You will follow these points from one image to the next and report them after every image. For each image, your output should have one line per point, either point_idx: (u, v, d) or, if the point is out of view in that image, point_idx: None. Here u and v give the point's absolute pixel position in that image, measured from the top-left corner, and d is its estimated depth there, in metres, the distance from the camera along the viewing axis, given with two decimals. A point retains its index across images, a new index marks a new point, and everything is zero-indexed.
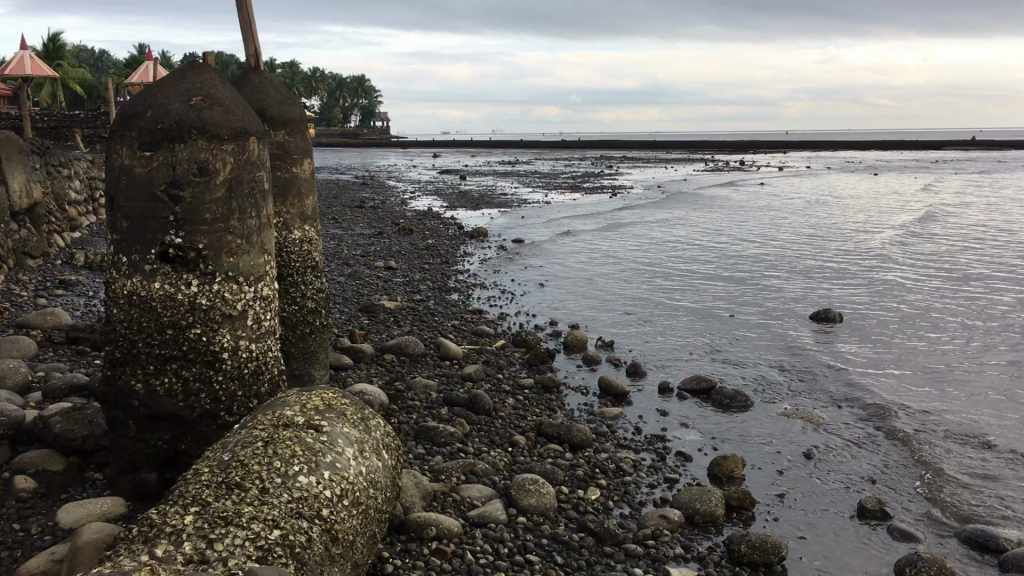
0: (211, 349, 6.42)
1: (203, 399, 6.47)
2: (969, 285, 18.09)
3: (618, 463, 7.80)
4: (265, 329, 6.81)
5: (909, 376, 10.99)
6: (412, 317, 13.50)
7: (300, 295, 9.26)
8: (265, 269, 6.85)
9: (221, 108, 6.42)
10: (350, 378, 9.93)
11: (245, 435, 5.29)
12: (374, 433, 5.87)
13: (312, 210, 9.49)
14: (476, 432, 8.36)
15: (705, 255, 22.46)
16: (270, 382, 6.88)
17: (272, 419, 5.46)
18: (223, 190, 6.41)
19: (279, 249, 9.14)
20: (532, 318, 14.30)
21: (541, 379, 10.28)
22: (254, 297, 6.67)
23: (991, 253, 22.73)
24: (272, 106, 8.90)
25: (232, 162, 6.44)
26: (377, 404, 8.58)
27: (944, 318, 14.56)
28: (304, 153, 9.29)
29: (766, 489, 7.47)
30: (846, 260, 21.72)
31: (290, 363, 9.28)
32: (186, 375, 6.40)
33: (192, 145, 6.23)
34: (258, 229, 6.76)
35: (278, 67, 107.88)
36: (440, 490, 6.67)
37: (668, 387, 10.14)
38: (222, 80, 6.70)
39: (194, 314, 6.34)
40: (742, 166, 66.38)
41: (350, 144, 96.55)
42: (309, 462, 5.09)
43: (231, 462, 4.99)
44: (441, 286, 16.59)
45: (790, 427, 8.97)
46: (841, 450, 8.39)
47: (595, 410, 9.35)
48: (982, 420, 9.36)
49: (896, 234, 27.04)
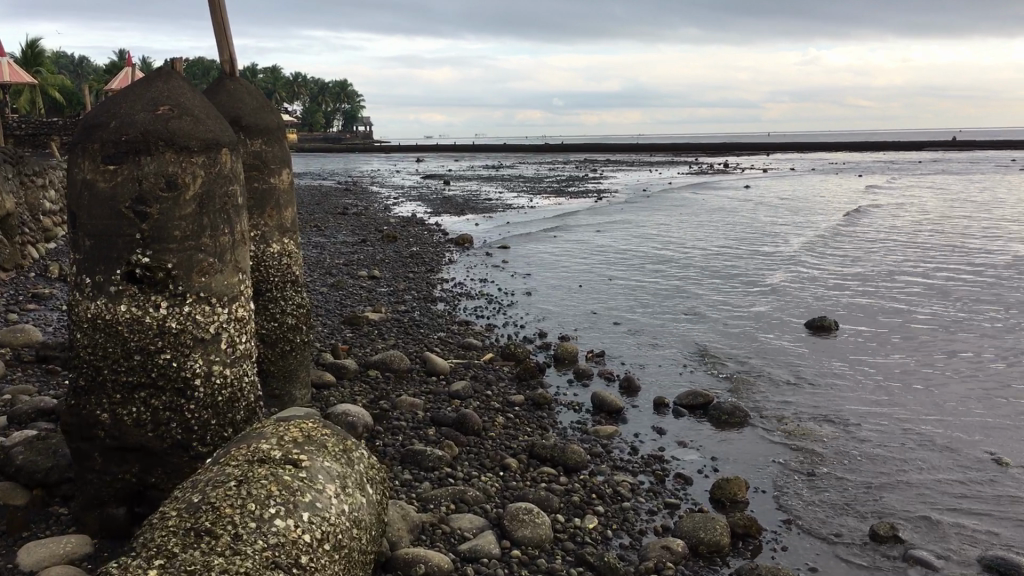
0: (182, 375, 6.00)
1: (173, 428, 6.04)
2: (962, 291, 17.89)
3: (616, 487, 7.43)
4: (240, 352, 6.40)
5: (911, 390, 10.70)
6: (397, 329, 13.10)
7: (279, 311, 8.86)
8: (239, 289, 6.43)
9: (190, 117, 6.01)
10: (333, 397, 9.51)
11: (216, 473, 4.88)
12: (357, 467, 5.47)
13: (291, 221, 9.07)
14: (465, 454, 7.97)
15: (695, 261, 22.17)
16: (247, 409, 6.46)
17: (246, 454, 5.04)
18: (193, 206, 6.00)
19: (256, 264, 8.70)
20: (520, 329, 13.92)
21: (532, 395, 9.91)
22: (229, 319, 6.26)
23: (982, 257, 22.54)
24: (248, 114, 8.47)
25: (203, 176, 6.03)
26: (361, 426, 8.17)
27: (939, 327, 14.35)
28: (283, 163, 8.83)
29: (771, 515, 7.11)
30: (837, 265, 21.47)
31: (269, 382, 8.87)
32: (155, 404, 5.97)
33: (160, 158, 5.82)
34: (231, 246, 6.34)
35: (260, 73, 107.15)
36: (429, 522, 6.26)
37: (663, 403, 9.79)
38: (192, 89, 6.30)
39: (163, 338, 5.91)
40: (727, 168, 66.24)
41: (333, 149, 95.91)
42: (287, 502, 4.67)
43: (201, 504, 4.56)
44: (426, 296, 16.20)
45: (792, 446, 8.63)
46: (847, 470, 8.06)
47: (589, 429, 8.98)
48: (992, 437, 9.06)
49: (884, 238, 26.89)
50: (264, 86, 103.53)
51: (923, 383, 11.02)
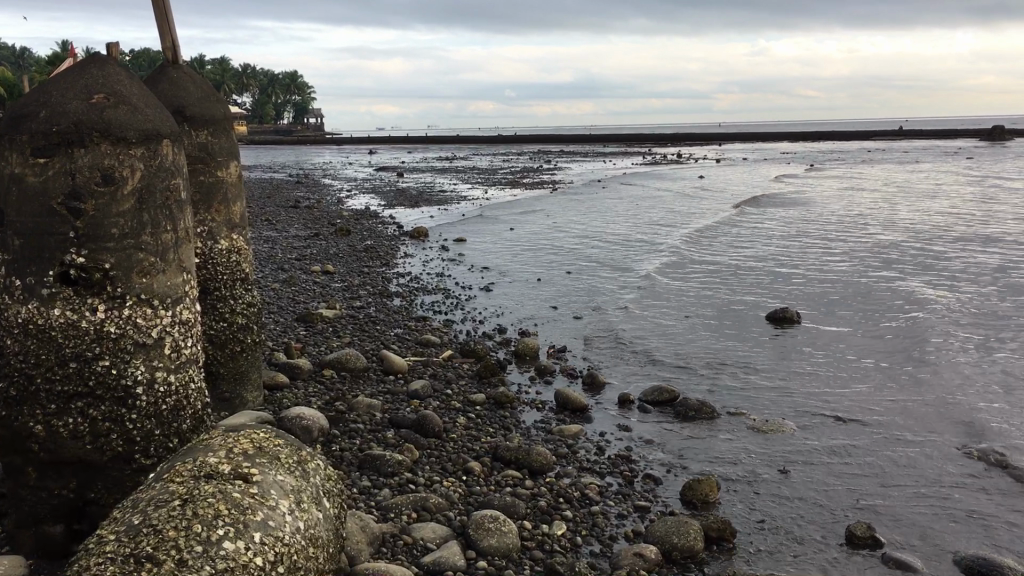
0: (123, 384, 5.60)
1: (114, 440, 5.64)
2: (920, 282, 17.89)
3: (583, 490, 7.16)
4: (186, 357, 6.01)
5: (878, 384, 10.58)
6: (353, 326, 12.72)
7: (227, 310, 8.46)
8: (184, 289, 6.04)
9: (128, 106, 5.61)
10: (286, 399, 9.12)
11: (159, 491, 4.51)
12: (313, 479, 5.12)
13: (240, 216, 8.63)
14: (426, 458, 7.65)
15: (652, 252, 22.05)
16: (193, 418, 6.07)
17: (192, 469, 4.68)
18: (132, 201, 5.60)
19: (203, 263, 8.26)
20: (478, 324, 13.60)
21: (493, 394, 9.61)
22: (172, 322, 5.86)
23: (936, 247, 22.72)
24: (193, 104, 8.04)
25: (142, 169, 5.64)
26: (317, 430, 7.82)
27: (900, 319, 14.30)
28: (231, 155, 8.40)
29: (744, 515, 6.92)
30: (795, 257, 21.42)
31: (218, 385, 8.46)
32: (94, 415, 5.55)
33: (95, 150, 5.42)
34: (175, 244, 5.95)
35: (208, 64, 105.10)
36: (389, 533, 5.94)
37: (628, 399, 9.56)
38: (129, 76, 5.88)
39: (101, 344, 5.50)
40: (679, 158, 66.59)
41: (283, 140, 94.48)
42: (237, 522, 4.31)
43: (141, 527, 4.19)
44: (381, 291, 15.78)
45: (762, 443, 8.45)
46: (819, 467, 7.92)
47: (554, 428, 8.72)
48: (962, 430, 8.96)
49: (839, 228, 26.95)
50: (212, 77, 101.40)
51: (890, 376, 10.94)
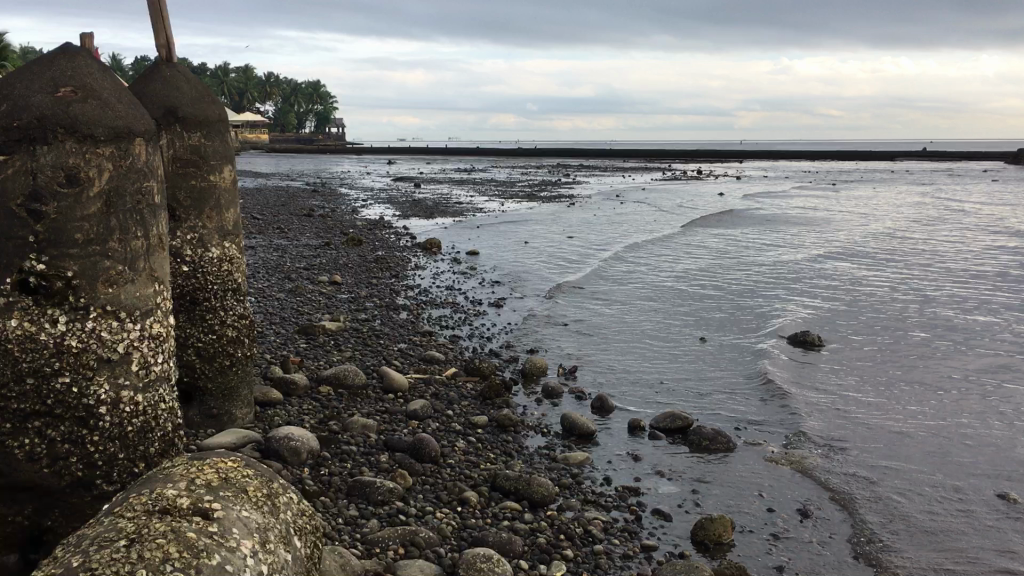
0: (85, 403, 5.11)
1: (74, 464, 5.14)
2: (945, 309, 17.33)
3: (586, 527, 6.65)
4: (156, 376, 5.53)
5: (903, 417, 10.06)
6: (356, 340, 12.24)
7: (218, 322, 7.95)
8: (155, 301, 5.56)
9: (98, 101, 5.17)
10: (278, 417, 8.63)
11: (106, 528, 4.03)
12: (282, 516, 4.62)
13: (234, 224, 8.06)
14: (420, 486, 7.15)
15: (669, 270, 21.52)
16: (163, 440, 5.58)
17: (146, 504, 4.21)
18: (98, 205, 5.16)
19: (192, 272, 7.72)
20: (486, 341, 13.11)
21: (496, 417, 9.11)
22: (141, 336, 5.39)
23: (964, 273, 22.08)
24: (187, 104, 7.53)
25: (110, 170, 5.21)
26: (306, 451, 7.32)
27: (926, 348, 13.76)
28: (225, 159, 7.86)
29: (758, 561, 6.40)
30: (816, 279, 20.88)
31: (205, 401, 8.00)
32: (53, 436, 5.05)
33: (59, 147, 4.99)
34: (147, 252, 5.49)
35: (231, 72, 105.37)
36: (372, 571, 5.42)
37: (639, 425, 9.05)
38: (104, 70, 5.44)
39: (61, 359, 5.00)
40: (700, 174, 66.14)
41: (301, 149, 94.45)
42: (187, 568, 3.82)
43: (78, 570, 3.70)
44: (389, 304, 15.30)
45: (779, 479, 7.91)
46: (841, 508, 7.39)
47: (558, 456, 8.21)
48: (992, 472, 8.44)
49: (862, 250, 26.36)
50: (234, 85, 101.59)
51: (917, 409, 10.42)
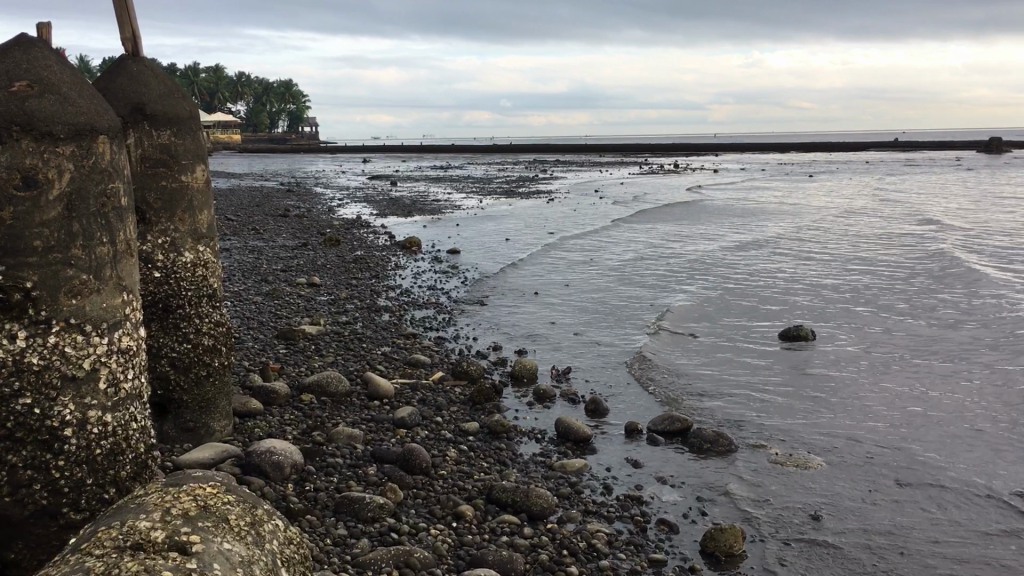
0: (48, 426, 4.67)
1: (37, 491, 4.70)
2: (934, 300, 17.08)
3: (590, 541, 6.29)
4: (126, 393, 5.11)
5: (903, 414, 9.78)
6: (337, 344, 11.81)
7: (192, 331, 7.50)
8: (124, 312, 5.14)
9: (57, 96, 4.74)
10: (258, 429, 8.21)
11: (73, 569, 3.62)
12: (267, 547, 4.22)
13: (207, 226, 7.61)
14: (412, 500, 6.76)
15: (653, 265, 21.17)
16: (135, 463, 5.16)
17: (117, 539, 3.80)
18: (59, 208, 4.74)
19: (165, 280, 7.27)
20: (471, 342, 12.73)
21: (487, 424, 8.73)
22: (109, 350, 4.97)
23: (952, 262, 21.85)
24: (154, 101, 7.07)
25: (71, 171, 4.78)
26: (289, 465, 6.90)
27: (919, 341, 13.50)
28: (196, 158, 7.40)
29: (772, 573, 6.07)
30: (802, 272, 20.59)
31: (181, 414, 7.57)
32: (13, 462, 4.60)
33: (14, 147, 4.56)
34: (114, 260, 5.07)
35: (202, 72, 103.84)
36: None
37: (636, 429, 8.71)
38: (62, 61, 4.99)
39: (21, 379, 4.56)
40: (676, 168, 65.67)
41: (274, 149, 93.26)
42: None
43: None
44: (369, 306, 14.86)
45: (785, 484, 7.60)
46: (854, 513, 7.08)
47: (555, 463, 7.85)
48: (998, 468, 8.18)
49: (845, 241, 26.11)
50: (205, 86, 100.09)
51: (916, 405, 10.15)
